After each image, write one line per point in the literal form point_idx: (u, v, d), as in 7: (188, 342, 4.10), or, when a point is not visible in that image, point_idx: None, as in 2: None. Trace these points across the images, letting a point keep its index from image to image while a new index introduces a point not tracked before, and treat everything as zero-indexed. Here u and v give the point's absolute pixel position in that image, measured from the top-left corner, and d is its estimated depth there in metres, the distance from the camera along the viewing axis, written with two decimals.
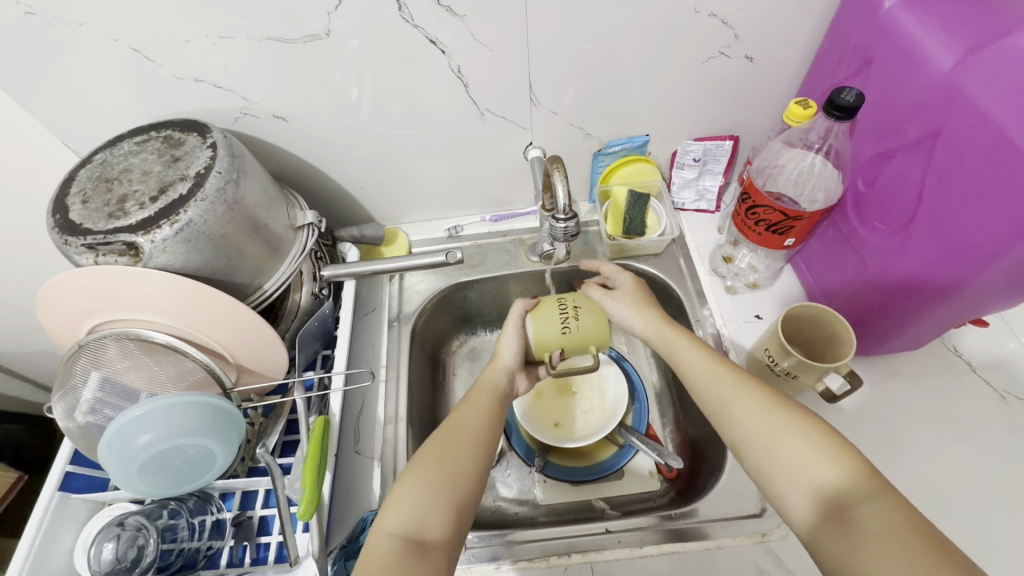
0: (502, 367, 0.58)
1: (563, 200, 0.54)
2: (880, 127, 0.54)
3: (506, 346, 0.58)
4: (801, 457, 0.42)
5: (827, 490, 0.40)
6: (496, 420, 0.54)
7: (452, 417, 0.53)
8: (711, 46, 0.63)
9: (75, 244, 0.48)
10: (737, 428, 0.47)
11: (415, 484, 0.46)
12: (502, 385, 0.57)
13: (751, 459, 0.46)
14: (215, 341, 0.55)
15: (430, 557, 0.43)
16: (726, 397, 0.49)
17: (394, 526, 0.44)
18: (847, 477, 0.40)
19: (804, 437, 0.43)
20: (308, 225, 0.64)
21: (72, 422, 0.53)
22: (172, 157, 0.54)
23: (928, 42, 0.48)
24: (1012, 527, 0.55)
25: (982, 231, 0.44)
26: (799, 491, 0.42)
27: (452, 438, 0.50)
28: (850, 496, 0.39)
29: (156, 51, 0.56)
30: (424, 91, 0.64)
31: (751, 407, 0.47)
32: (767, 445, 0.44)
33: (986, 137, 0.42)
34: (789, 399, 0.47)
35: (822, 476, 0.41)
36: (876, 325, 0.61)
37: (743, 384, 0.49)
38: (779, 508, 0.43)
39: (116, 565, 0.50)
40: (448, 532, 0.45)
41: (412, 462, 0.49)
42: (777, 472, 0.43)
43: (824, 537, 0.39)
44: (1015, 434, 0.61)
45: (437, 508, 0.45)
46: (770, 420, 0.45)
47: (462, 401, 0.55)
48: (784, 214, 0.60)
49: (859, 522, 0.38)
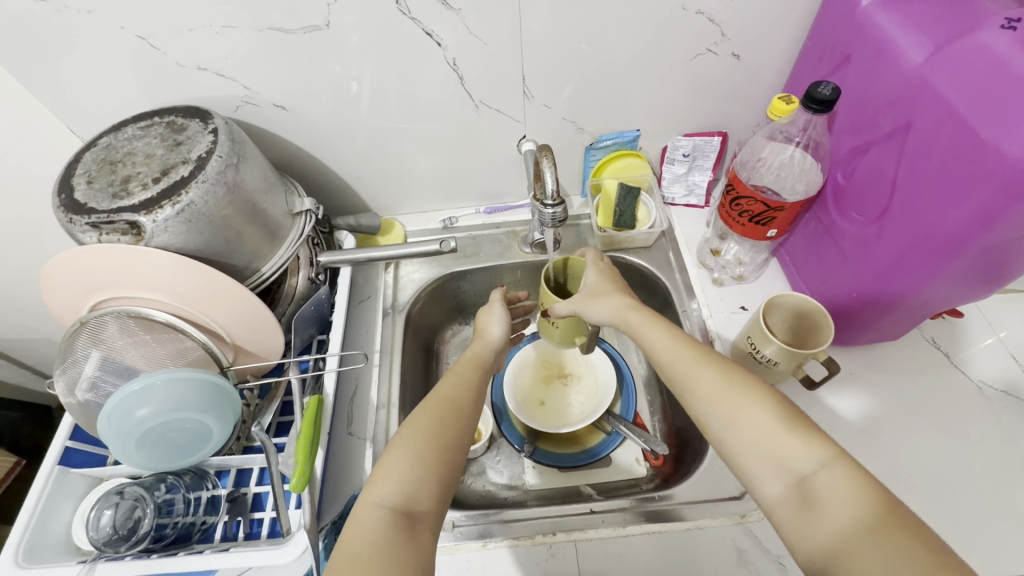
0: (488, 342, 0.63)
1: (551, 185, 0.56)
2: (856, 121, 0.56)
3: (494, 324, 0.65)
4: (762, 430, 0.44)
5: (787, 461, 0.42)
6: (472, 392, 0.55)
7: (433, 390, 0.54)
8: (699, 43, 0.65)
9: (79, 222, 0.50)
10: (700, 405, 0.48)
11: (401, 457, 0.47)
12: (488, 358, 0.61)
13: (714, 434, 0.47)
14: (214, 321, 0.57)
15: (418, 534, 0.43)
16: (691, 376, 0.50)
17: (382, 497, 0.44)
18: (805, 447, 0.42)
19: (764, 410, 0.45)
20: (305, 212, 0.66)
21: (73, 397, 0.55)
22: (174, 141, 0.56)
23: (901, 38, 0.50)
24: (982, 511, 0.57)
25: (948, 221, 0.46)
26: (760, 463, 0.43)
27: (434, 415, 0.51)
28: (808, 465, 0.41)
29: (162, 39, 0.58)
30: (421, 83, 0.66)
31: (711, 384, 0.48)
32: (731, 420, 0.46)
33: (951, 128, 0.44)
34: (750, 374, 0.49)
35: (783, 447, 0.43)
36: (855, 316, 0.63)
37: (706, 361, 0.50)
38: (743, 481, 0.45)
39: (112, 535, 0.53)
40: (435, 503, 0.46)
41: (398, 434, 0.49)
42: (742, 447, 0.45)
43: (788, 506, 0.41)
44: (989, 423, 0.63)
45: (425, 481, 0.46)
46: (732, 396, 0.47)
47: (443, 376, 0.56)
48: (766, 205, 0.61)
49: (818, 490, 0.40)
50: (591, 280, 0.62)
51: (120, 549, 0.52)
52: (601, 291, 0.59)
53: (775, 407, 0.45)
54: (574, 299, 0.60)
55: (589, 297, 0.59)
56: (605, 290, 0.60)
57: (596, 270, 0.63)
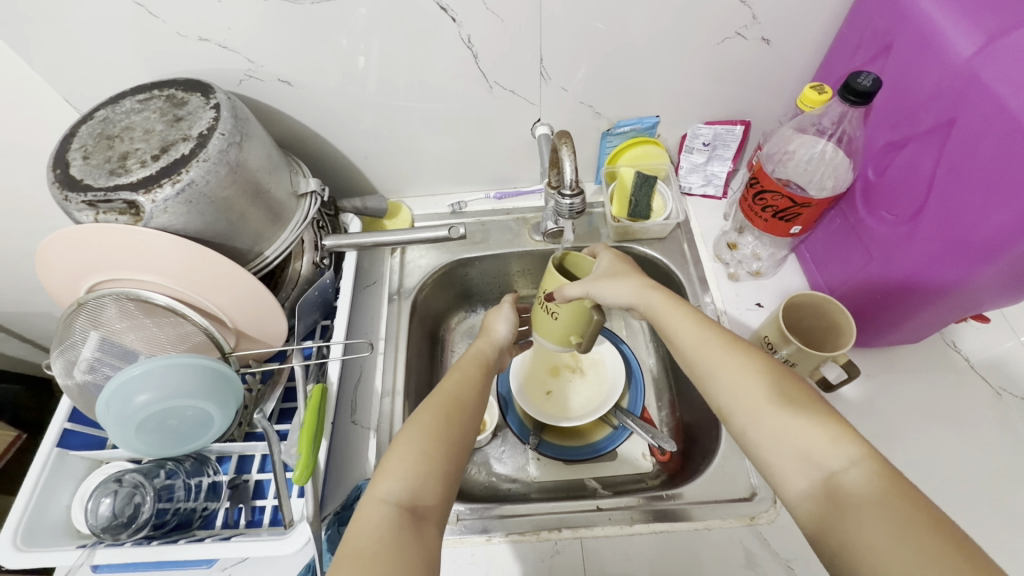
0: (494, 340, 0.61)
1: (570, 174, 0.53)
2: (894, 115, 0.54)
3: (500, 322, 0.63)
4: (789, 423, 0.42)
5: (813, 454, 0.41)
6: (476, 390, 0.53)
7: (437, 387, 0.52)
8: (727, 26, 0.61)
9: (75, 200, 0.48)
10: (726, 393, 0.47)
11: (408, 454, 0.45)
12: (490, 357, 0.58)
13: (738, 424, 0.46)
14: (215, 306, 0.55)
15: (424, 531, 0.42)
16: (719, 364, 0.48)
17: (388, 493, 0.43)
18: (834, 444, 0.40)
19: (793, 407, 0.43)
20: (311, 193, 0.64)
21: (71, 378, 0.53)
22: (174, 116, 0.53)
23: (949, 27, 0.47)
24: (998, 520, 0.56)
25: (989, 225, 0.44)
26: (785, 455, 0.42)
27: (448, 412, 0.50)
28: (837, 461, 0.39)
29: (161, 7, 0.55)
30: (432, 62, 0.63)
31: (736, 376, 0.47)
32: (757, 414, 0.44)
33: (1002, 126, 0.42)
34: (775, 366, 0.47)
35: (810, 441, 0.41)
36: (878, 316, 0.61)
37: (734, 349, 0.49)
38: (766, 473, 0.44)
39: (113, 521, 0.52)
40: (440, 499, 0.44)
41: (406, 429, 0.48)
42: (763, 439, 0.43)
43: (810, 500, 0.40)
44: (1007, 429, 0.62)
45: (430, 479, 0.44)
46: (758, 388, 0.46)
47: (448, 372, 0.54)
48: (792, 201, 0.59)
49: (845, 488, 0.38)
50: (604, 264, 0.58)
51: (120, 537, 0.52)
52: (613, 274, 0.56)
53: (803, 401, 0.44)
54: (585, 280, 0.52)
55: (602, 277, 0.54)
56: (620, 272, 0.56)
57: (610, 254, 0.59)
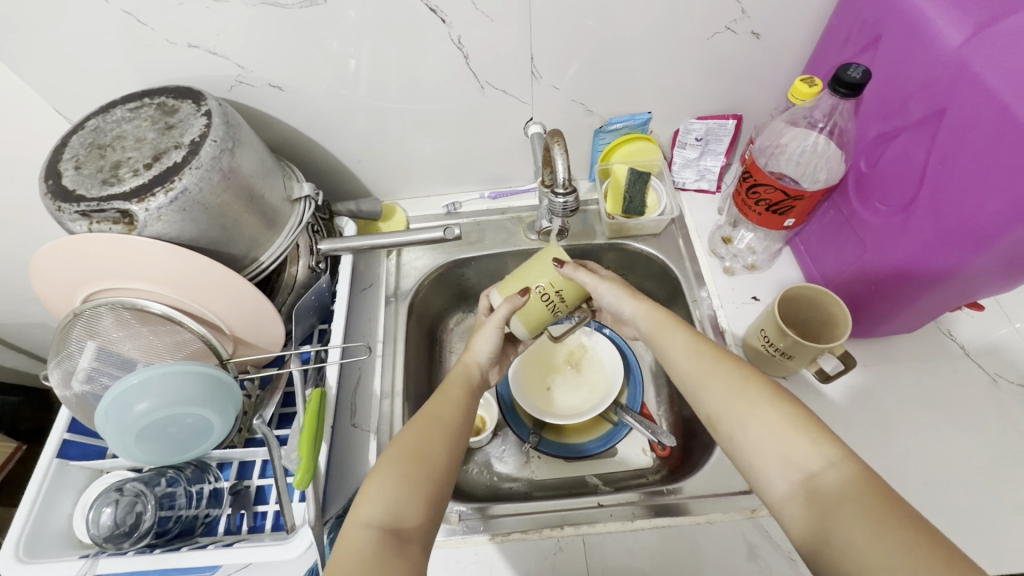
0: (473, 362, 0.60)
1: (563, 173, 0.53)
2: (886, 106, 0.54)
3: (481, 345, 0.60)
4: (771, 427, 0.43)
5: (794, 457, 0.41)
6: (461, 409, 0.54)
7: (421, 409, 0.53)
8: (716, 20, 0.61)
9: (68, 210, 0.48)
10: (713, 401, 0.48)
11: (388, 478, 0.45)
12: (472, 381, 0.58)
13: (725, 431, 0.46)
14: (211, 311, 0.55)
15: (409, 552, 0.42)
16: (707, 375, 0.49)
17: (370, 517, 0.43)
18: (813, 445, 0.41)
19: (774, 408, 0.44)
20: (305, 197, 0.63)
21: (69, 389, 0.53)
22: (165, 124, 0.53)
23: (937, 18, 0.48)
24: (995, 505, 0.56)
25: (983, 213, 0.44)
26: (767, 458, 0.42)
27: (428, 432, 0.50)
28: (815, 461, 0.40)
29: (149, 14, 0.54)
30: (423, 63, 0.63)
31: (725, 384, 0.48)
32: (742, 421, 0.45)
33: (992, 116, 0.42)
34: (761, 373, 0.48)
35: (791, 444, 0.42)
36: (872, 308, 0.62)
37: (721, 360, 0.50)
38: (748, 476, 0.44)
39: (115, 530, 0.52)
40: (424, 518, 0.45)
41: (382, 458, 0.48)
42: (746, 445, 0.44)
43: (795, 503, 0.40)
44: (1003, 415, 0.62)
45: (412, 498, 0.45)
46: (744, 394, 0.46)
47: (432, 394, 0.55)
48: (785, 193, 0.60)
49: (823, 489, 0.39)
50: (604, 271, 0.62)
51: (123, 546, 0.51)
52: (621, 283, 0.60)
53: (785, 407, 0.44)
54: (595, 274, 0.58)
55: (612, 285, 0.58)
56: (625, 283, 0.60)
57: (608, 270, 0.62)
